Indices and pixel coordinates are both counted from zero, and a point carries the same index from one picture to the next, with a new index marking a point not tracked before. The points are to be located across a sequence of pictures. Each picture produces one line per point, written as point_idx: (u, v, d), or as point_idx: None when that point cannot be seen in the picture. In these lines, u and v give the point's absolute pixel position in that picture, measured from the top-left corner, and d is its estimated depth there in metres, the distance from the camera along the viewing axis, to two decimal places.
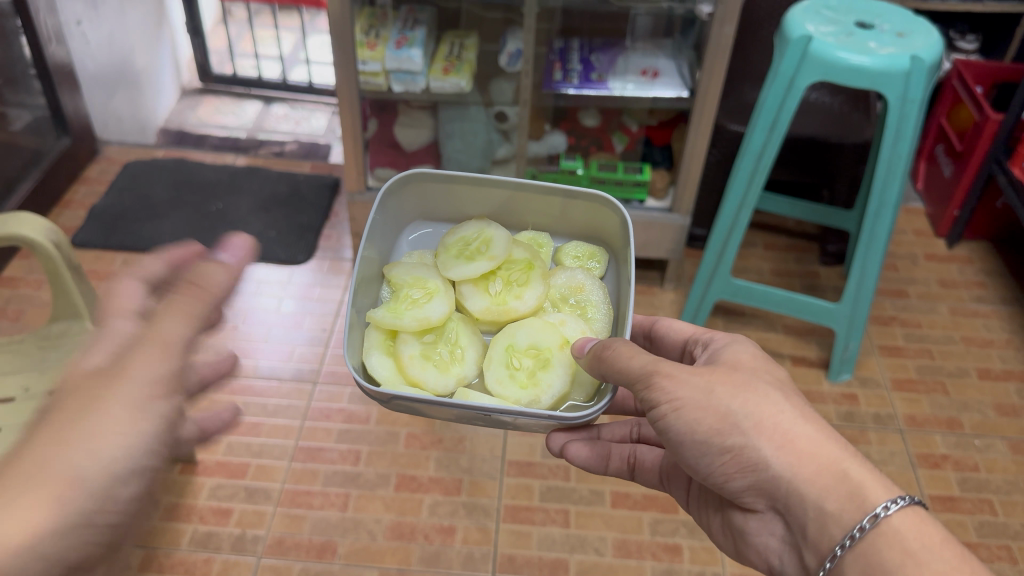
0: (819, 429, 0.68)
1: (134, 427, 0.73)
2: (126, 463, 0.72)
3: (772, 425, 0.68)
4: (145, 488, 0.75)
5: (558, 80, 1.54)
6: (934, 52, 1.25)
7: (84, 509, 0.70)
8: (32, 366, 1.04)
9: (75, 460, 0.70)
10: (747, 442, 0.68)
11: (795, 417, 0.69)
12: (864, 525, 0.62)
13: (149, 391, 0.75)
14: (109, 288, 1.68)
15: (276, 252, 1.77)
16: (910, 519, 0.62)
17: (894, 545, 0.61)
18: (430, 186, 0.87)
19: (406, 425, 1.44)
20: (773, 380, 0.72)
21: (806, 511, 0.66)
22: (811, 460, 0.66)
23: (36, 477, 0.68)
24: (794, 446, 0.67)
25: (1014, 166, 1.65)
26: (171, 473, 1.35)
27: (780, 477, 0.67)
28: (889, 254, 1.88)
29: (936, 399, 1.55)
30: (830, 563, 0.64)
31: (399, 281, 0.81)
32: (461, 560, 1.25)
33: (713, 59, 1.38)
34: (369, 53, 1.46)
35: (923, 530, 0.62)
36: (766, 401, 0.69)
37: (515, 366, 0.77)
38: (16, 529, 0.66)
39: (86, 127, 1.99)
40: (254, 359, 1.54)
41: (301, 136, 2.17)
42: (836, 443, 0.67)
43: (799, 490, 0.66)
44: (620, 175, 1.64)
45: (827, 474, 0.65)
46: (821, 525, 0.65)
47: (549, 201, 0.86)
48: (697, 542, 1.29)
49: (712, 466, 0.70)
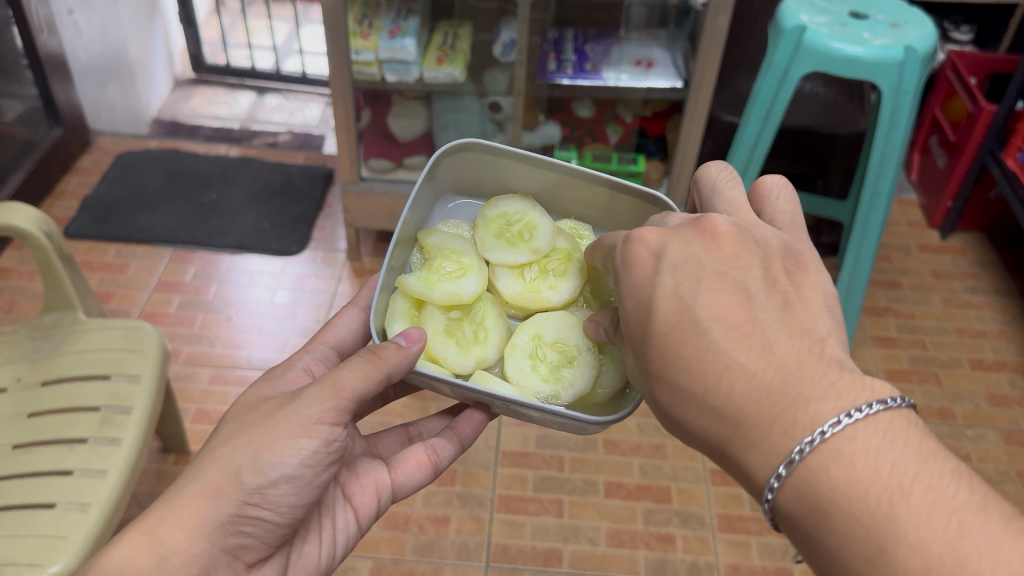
0: (741, 348, 0.55)
1: (298, 435, 0.65)
2: (290, 472, 0.64)
3: (744, 333, 0.55)
4: (304, 499, 0.67)
5: (552, 70, 1.53)
6: (929, 42, 1.24)
7: (238, 518, 0.65)
8: (25, 357, 1.04)
9: (235, 461, 0.64)
10: (703, 340, 0.56)
11: (714, 331, 0.56)
12: (803, 447, 0.50)
13: (316, 401, 0.66)
14: (101, 280, 1.67)
15: (270, 243, 1.77)
16: (850, 442, 0.49)
17: (838, 465, 0.49)
18: (481, 157, 0.87)
19: (400, 416, 1.43)
20: (677, 281, 0.59)
21: (721, 459, 0.56)
22: (720, 400, 0.54)
23: (197, 477, 0.65)
24: (703, 378, 0.55)
25: (1008, 158, 1.65)
26: (165, 464, 1.34)
27: (690, 423, 0.57)
28: (883, 244, 1.88)
29: (929, 390, 1.55)
30: (772, 520, 0.53)
31: (434, 250, 0.82)
32: (455, 550, 1.26)
33: (708, 49, 1.38)
34: (362, 43, 1.45)
35: (850, 465, 0.48)
36: (670, 315, 0.58)
37: (540, 357, 0.78)
38: (174, 531, 0.63)
39: (78, 117, 1.98)
40: (248, 350, 1.54)
41: (294, 127, 2.16)
42: (760, 370, 0.54)
43: (709, 436, 0.56)
44: (614, 166, 1.62)
45: (739, 415, 0.54)
46: (748, 478, 0.54)
47: (594, 190, 0.86)
48: (689, 532, 1.30)
49: (662, 370, 0.58)
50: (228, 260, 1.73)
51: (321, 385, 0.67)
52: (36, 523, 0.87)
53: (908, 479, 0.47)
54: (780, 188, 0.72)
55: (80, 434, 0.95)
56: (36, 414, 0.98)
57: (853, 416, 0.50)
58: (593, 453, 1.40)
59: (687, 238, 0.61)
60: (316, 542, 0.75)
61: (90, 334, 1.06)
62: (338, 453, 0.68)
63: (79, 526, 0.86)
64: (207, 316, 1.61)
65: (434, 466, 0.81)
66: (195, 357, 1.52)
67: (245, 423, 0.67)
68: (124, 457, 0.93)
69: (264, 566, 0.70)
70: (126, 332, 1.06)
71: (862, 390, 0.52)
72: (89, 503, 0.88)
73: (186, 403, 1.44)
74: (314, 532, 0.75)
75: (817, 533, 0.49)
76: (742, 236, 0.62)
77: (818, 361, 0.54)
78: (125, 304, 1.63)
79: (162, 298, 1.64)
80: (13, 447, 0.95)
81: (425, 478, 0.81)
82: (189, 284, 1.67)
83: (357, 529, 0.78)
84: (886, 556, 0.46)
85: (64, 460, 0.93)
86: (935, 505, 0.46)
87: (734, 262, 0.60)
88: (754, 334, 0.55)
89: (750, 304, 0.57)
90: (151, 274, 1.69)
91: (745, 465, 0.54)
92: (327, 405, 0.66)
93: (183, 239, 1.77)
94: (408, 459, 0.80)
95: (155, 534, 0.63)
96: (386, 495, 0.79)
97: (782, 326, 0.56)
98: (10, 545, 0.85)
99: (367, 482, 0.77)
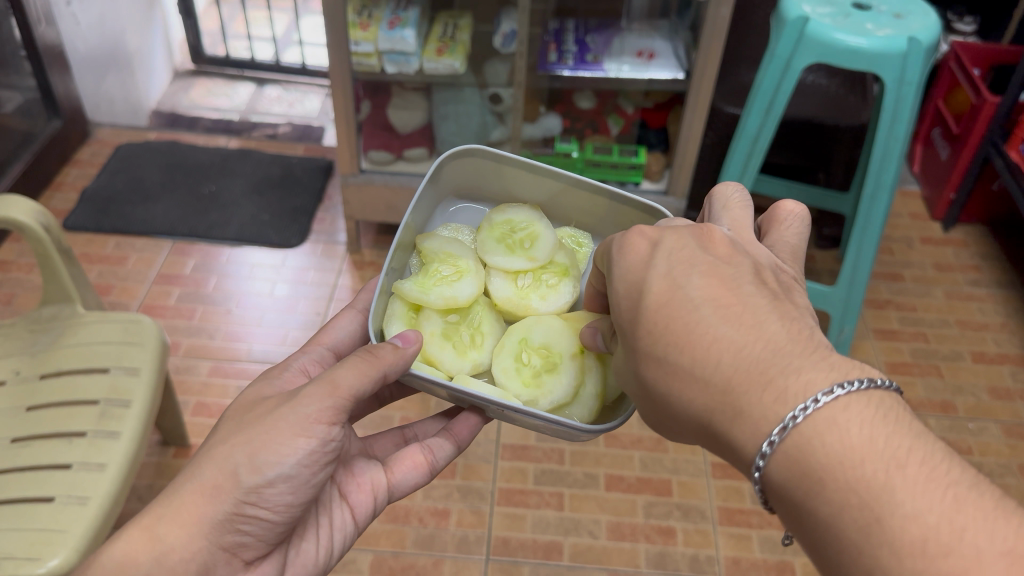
0: (733, 324, 0.54)
1: (296, 434, 0.64)
2: (287, 471, 0.64)
3: (736, 311, 0.55)
4: (302, 498, 0.66)
5: (553, 61, 1.52)
6: (932, 33, 1.23)
7: (236, 517, 0.64)
8: (24, 350, 1.04)
9: (233, 460, 0.64)
10: (692, 315, 0.55)
11: (704, 309, 0.55)
12: (796, 414, 0.49)
13: (314, 399, 0.66)
14: (101, 272, 1.67)
15: (269, 235, 1.76)
16: (842, 412, 0.49)
17: (829, 434, 0.48)
18: (485, 163, 0.86)
19: (400, 408, 1.42)
20: (671, 266, 0.59)
21: (706, 433, 0.55)
22: (708, 372, 0.54)
23: (196, 476, 0.64)
24: (692, 350, 0.55)
25: (1011, 150, 1.65)
26: (165, 457, 1.34)
27: (676, 398, 0.56)
28: (885, 237, 1.87)
29: (930, 382, 1.55)
30: (759, 490, 0.53)
31: (430, 253, 0.82)
32: (455, 543, 1.26)
33: (710, 40, 1.36)
34: (361, 34, 1.44)
35: (845, 435, 0.48)
36: (660, 294, 0.58)
37: (524, 361, 0.77)
38: (173, 528, 0.63)
39: (77, 109, 1.97)
40: (248, 343, 1.53)
41: (294, 118, 2.15)
42: (751, 345, 0.53)
43: (695, 409, 0.55)
44: (616, 158, 1.63)
45: (728, 385, 0.53)
46: (733, 450, 0.53)
47: (597, 202, 0.85)
48: (690, 525, 1.30)
49: (651, 345, 0.57)
50: (227, 253, 1.73)
51: (318, 384, 0.67)
52: (36, 516, 0.87)
53: (903, 453, 0.47)
54: (797, 220, 0.71)
55: (79, 428, 0.95)
56: (35, 407, 0.98)
57: (845, 388, 0.49)
58: (594, 446, 1.40)
59: (679, 231, 0.62)
60: (313, 540, 0.74)
61: (89, 327, 1.06)
62: (335, 452, 0.67)
63: (79, 520, 0.86)
64: (207, 308, 1.60)
65: (431, 466, 0.80)
66: (194, 350, 1.52)
67: (244, 422, 0.67)
68: (124, 451, 0.93)
69: (263, 563, 0.70)
70: (126, 325, 1.06)
71: (853, 368, 0.51)
72: (89, 496, 0.88)
73: (185, 396, 1.44)
74: (312, 530, 0.74)
75: (808, 502, 0.49)
76: (737, 249, 0.62)
77: (808, 343, 0.53)
78: (125, 296, 1.62)
79: (161, 291, 1.63)
80: (11, 441, 0.95)
81: (422, 478, 0.80)
82: (189, 277, 1.67)
83: (355, 527, 0.77)
84: (881, 525, 0.45)
85: (63, 453, 0.93)
86: (929, 479, 0.46)
87: (726, 254, 0.60)
88: (746, 313, 0.55)
89: (740, 287, 0.57)
90: (151, 266, 1.69)
91: (732, 436, 0.53)
92: (324, 404, 0.66)
93: (182, 232, 1.76)
94: (404, 459, 0.79)
95: (153, 531, 0.63)
96: (383, 494, 0.78)
97: (773, 309, 0.56)
98: (9, 539, 0.85)
99: (363, 481, 0.77)
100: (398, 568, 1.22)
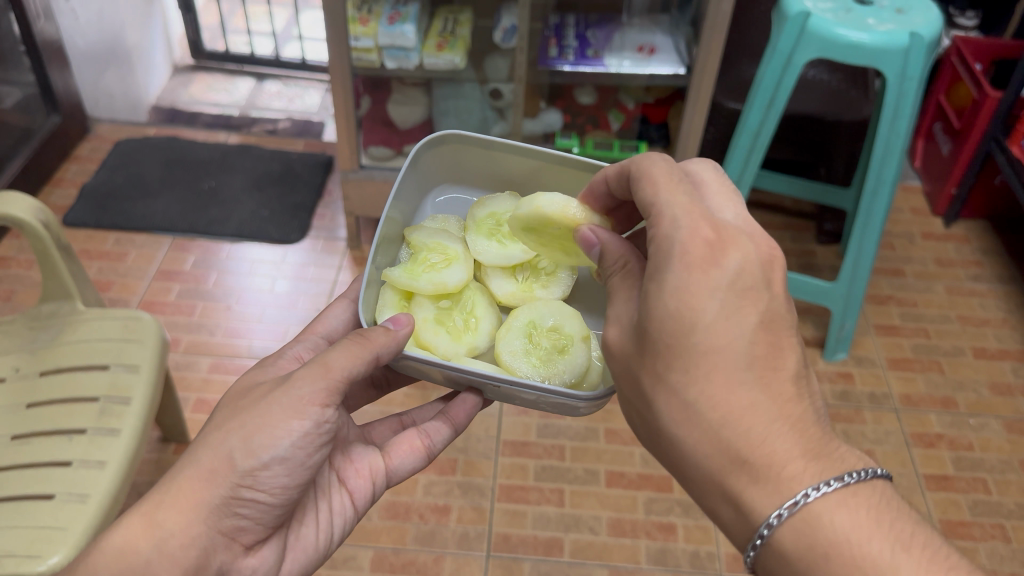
0: (770, 394, 0.55)
1: (290, 416, 0.64)
2: (282, 453, 0.64)
3: (774, 379, 0.56)
4: (297, 480, 0.66)
5: (553, 56, 1.51)
6: (934, 28, 1.23)
7: (234, 501, 0.64)
8: (23, 347, 1.04)
9: (228, 444, 0.64)
10: (736, 378, 0.55)
11: (749, 371, 0.55)
12: (810, 492, 0.54)
13: (307, 381, 0.66)
14: (100, 268, 1.67)
15: (270, 230, 1.76)
16: (841, 507, 0.54)
17: (835, 519, 0.54)
18: (465, 149, 0.87)
19: (400, 405, 1.42)
20: (732, 310, 0.55)
21: (704, 483, 0.58)
22: (735, 434, 0.55)
23: (192, 461, 0.64)
24: (726, 411, 0.55)
25: (1013, 145, 1.63)
26: (165, 453, 1.34)
27: (688, 444, 0.57)
28: (886, 232, 1.87)
29: (932, 378, 1.55)
30: (750, 554, 0.57)
31: (418, 244, 0.82)
32: (456, 539, 1.26)
33: (711, 34, 1.35)
34: (361, 29, 1.43)
35: (855, 514, 0.54)
36: (714, 335, 0.55)
37: (536, 342, 0.78)
38: (172, 514, 0.63)
39: (76, 104, 1.96)
40: (248, 339, 1.53)
41: (294, 113, 2.15)
42: (780, 419, 0.55)
43: (705, 465, 0.57)
44: (617, 153, 1.61)
45: (747, 457, 0.55)
46: (737, 506, 0.57)
47: (581, 178, 0.85)
48: (691, 522, 1.30)
49: (683, 390, 0.56)
50: (227, 249, 1.72)
51: (311, 367, 0.67)
52: (36, 514, 0.87)
53: (906, 536, 0.54)
54: None
55: (79, 425, 0.95)
56: (35, 404, 0.98)
57: (854, 477, 0.55)
58: (595, 442, 1.40)
59: (749, 255, 0.57)
60: (313, 525, 0.74)
61: (88, 323, 1.06)
62: (329, 434, 0.67)
63: (79, 517, 0.86)
64: (207, 305, 1.60)
65: (428, 451, 0.81)
66: (194, 346, 1.52)
67: (239, 408, 0.67)
68: (125, 448, 0.93)
69: (263, 548, 0.69)
70: (125, 322, 1.06)
71: (855, 460, 0.58)
72: (89, 493, 0.88)
73: (185, 392, 1.44)
74: (311, 515, 0.74)
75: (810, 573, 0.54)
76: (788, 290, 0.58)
77: (822, 429, 0.57)
78: (124, 293, 1.62)
79: (161, 287, 1.63)
80: (11, 438, 0.95)
81: (419, 462, 0.80)
82: (189, 273, 1.67)
83: (354, 513, 0.77)
84: None
85: (63, 450, 0.93)
86: (929, 562, 0.53)
87: (782, 303, 0.57)
88: (784, 384, 0.56)
89: (785, 349, 0.56)
90: (151, 262, 1.69)
91: (740, 496, 0.56)
92: (318, 386, 0.65)
93: (182, 228, 1.76)
94: (401, 444, 0.80)
95: (153, 517, 0.63)
96: (382, 479, 0.79)
97: (804, 379, 0.57)
98: (11, 536, 0.85)
99: (361, 466, 0.77)
100: (399, 564, 1.22)
